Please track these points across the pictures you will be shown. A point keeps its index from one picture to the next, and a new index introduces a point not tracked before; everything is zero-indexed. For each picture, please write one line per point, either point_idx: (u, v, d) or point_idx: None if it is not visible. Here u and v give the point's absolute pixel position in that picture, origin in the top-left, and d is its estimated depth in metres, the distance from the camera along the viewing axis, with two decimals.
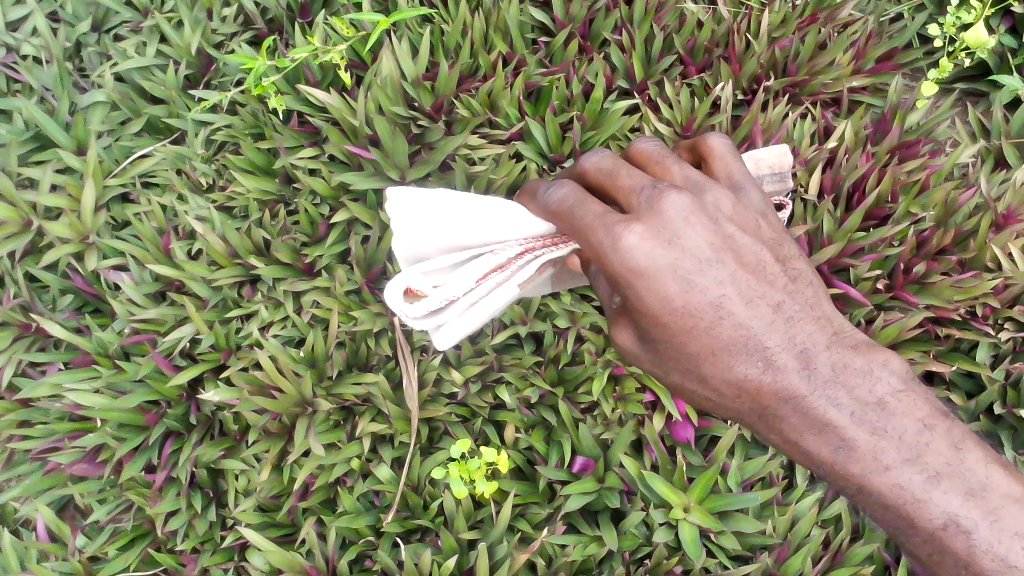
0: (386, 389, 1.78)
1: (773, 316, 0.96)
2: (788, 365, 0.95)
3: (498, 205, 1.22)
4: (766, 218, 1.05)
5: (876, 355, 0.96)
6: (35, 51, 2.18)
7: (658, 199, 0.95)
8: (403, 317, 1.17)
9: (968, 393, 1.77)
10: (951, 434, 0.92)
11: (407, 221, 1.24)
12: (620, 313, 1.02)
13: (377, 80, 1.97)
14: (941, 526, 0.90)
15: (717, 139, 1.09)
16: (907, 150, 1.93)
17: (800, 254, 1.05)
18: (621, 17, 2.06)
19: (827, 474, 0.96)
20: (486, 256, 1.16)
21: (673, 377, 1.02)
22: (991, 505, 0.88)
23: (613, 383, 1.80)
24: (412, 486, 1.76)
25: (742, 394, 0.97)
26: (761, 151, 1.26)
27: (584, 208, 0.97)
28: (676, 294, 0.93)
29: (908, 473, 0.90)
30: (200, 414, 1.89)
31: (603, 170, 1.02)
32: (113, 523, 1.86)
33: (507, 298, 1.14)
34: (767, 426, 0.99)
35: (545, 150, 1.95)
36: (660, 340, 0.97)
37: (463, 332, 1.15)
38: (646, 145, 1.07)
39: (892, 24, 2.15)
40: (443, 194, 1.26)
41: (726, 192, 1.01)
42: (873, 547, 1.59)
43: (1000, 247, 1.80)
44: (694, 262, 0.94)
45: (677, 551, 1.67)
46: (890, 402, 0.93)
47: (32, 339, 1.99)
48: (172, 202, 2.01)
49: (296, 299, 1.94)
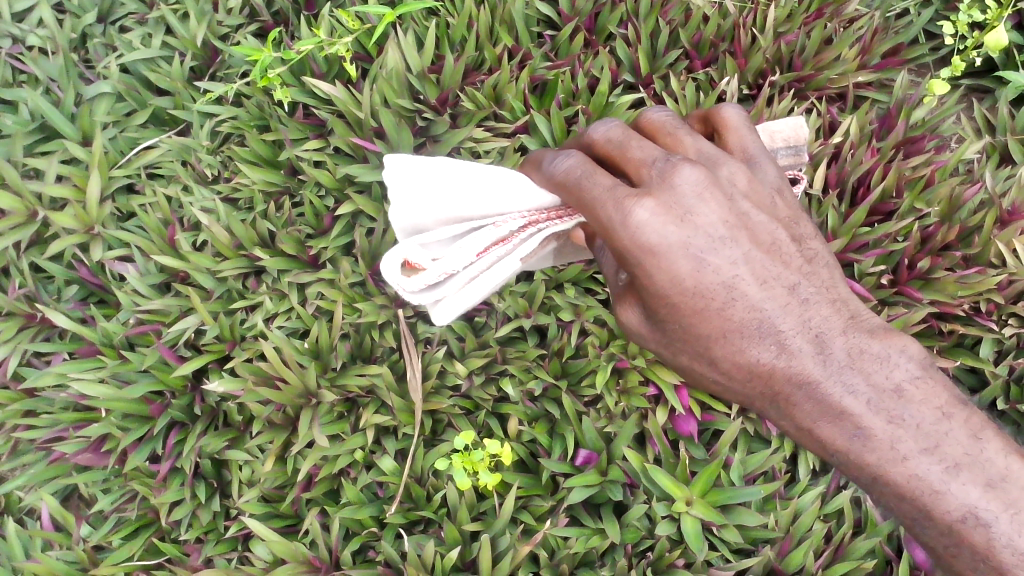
0: (390, 381, 1.78)
1: (788, 299, 0.96)
2: (803, 350, 0.95)
3: (499, 175, 1.20)
4: (782, 195, 1.05)
5: (893, 340, 0.96)
6: (41, 42, 2.20)
7: (669, 172, 0.96)
8: (400, 290, 1.17)
9: (972, 389, 1.78)
10: (969, 423, 0.93)
11: (406, 191, 1.24)
12: (629, 293, 1.02)
13: (382, 73, 1.98)
14: (959, 518, 0.90)
15: (732, 110, 1.09)
16: (912, 146, 1.95)
17: (815, 233, 1.05)
18: (627, 11, 2.07)
19: (841, 462, 0.97)
20: (487, 229, 1.15)
21: (682, 358, 1.03)
22: (1010, 497, 0.89)
23: (617, 376, 1.81)
24: (415, 478, 1.77)
25: (753, 378, 0.97)
26: (776, 124, 1.26)
27: (592, 179, 0.97)
28: (687, 273, 0.93)
29: (926, 463, 0.91)
30: (204, 405, 1.89)
31: (612, 141, 1.02)
32: (118, 513, 1.87)
33: (508, 272, 1.14)
34: (778, 411, 1.00)
35: (550, 143, 1.94)
36: (669, 321, 0.98)
37: (463, 307, 1.15)
38: (657, 114, 1.07)
39: (898, 20, 2.15)
40: (443, 163, 1.25)
41: (740, 166, 1.01)
42: (875, 541, 1.60)
43: (1005, 242, 1.80)
44: (706, 240, 0.94)
45: (680, 544, 1.68)
46: (907, 389, 0.93)
47: (37, 329, 2.00)
48: (177, 193, 2.02)
49: (301, 291, 1.94)
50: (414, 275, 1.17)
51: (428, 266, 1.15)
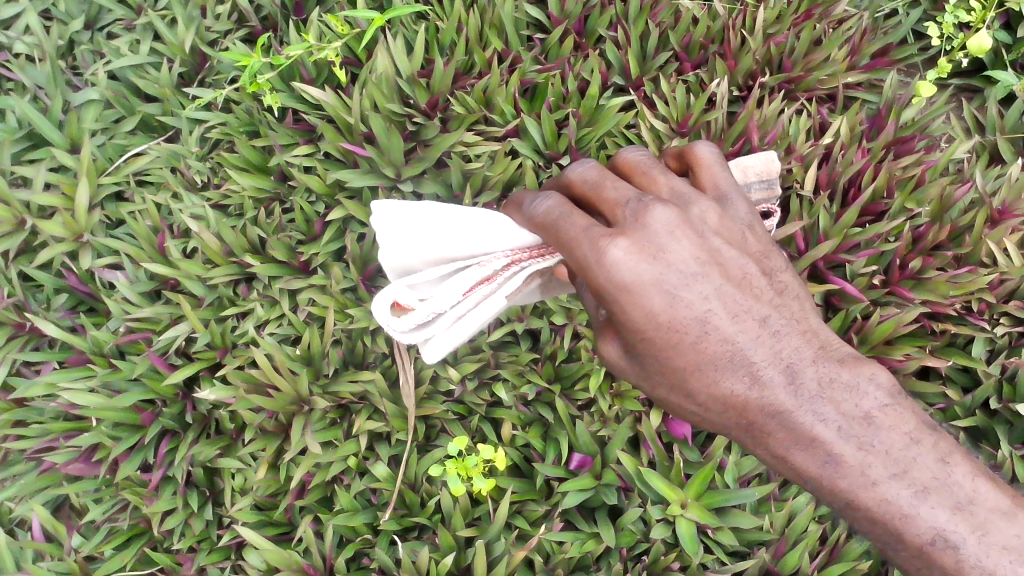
0: (382, 387, 1.77)
1: (759, 331, 0.95)
2: (774, 380, 0.94)
3: (481, 217, 1.21)
4: (753, 229, 1.04)
5: (863, 368, 0.95)
6: (27, 50, 2.18)
7: (642, 212, 0.95)
8: (391, 330, 1.20)
9: (964, 388, 1.78)
10: (938, 447, 0.92)
11: (393, 235, 1.26)
12: (605, 326, 1.01)
13: (372, 77, 1.97)
14: (929, 541, 0.89)
15: (705, 147, 1.08)
16: (902, 146, 1.95)
17: (787, 265, 1.05)
18: (617, 14, 2.06)
19: (814, 489, 0.95)
20: (471, 269, 1.15)
21: (658, 391, 1.01)
22: (978, 519, 0.89)
23: (611, 379, 1.79)
24: (409, 485, 1.76)
25: (728, 409, 0.97)
26: (748, 159, 1.25)
27: (568, 221, 0.97)
28: (660, 309, 0.93)
29: (895, 488, 0.90)
30: (196, 413, 1.88)
31: (588, 181, 1.01)
32: (109, 523, 1.84)
33: (494, 310, 1.12)
34: (753, 441, 0.98)
35: (540, 147, 1.94)
36: (645, 355, 0.97)
37: (451, 346, 1.14)
38: (633, 154, 1.06)
39: (887, 20, 2.15)
40: (428, 207, 1.27)
41: (711, 204, 1.01)
42: (869, 542, 1.61)
43: (996, 242, 1.80)
44: (679, 276, 0.94)
45: (674, 547, 1.67)
46: (876, 415, 0.92)
47: (26, 338, 1.98)
48: (166, 201, 2.01)
49: (292, 297, 1.93)
50: (404, 315, 1.20)
51: (416, 306, 1.17)
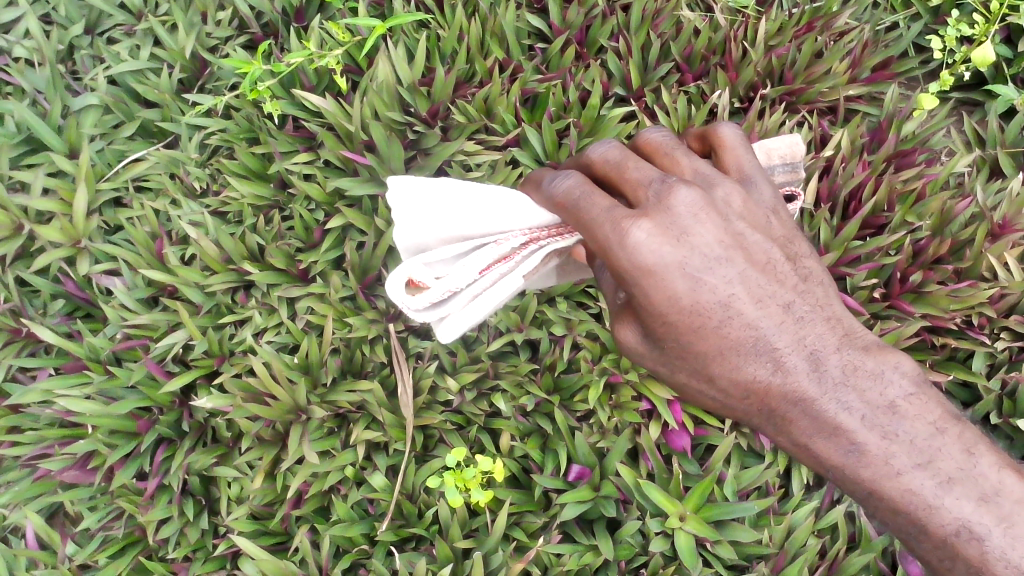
0: (380, 397, 1.76)
1: (783, 316, 0.95)
2: (798, 367, 0.94)
3: (500, 195, 1.20)
4: (777, 215, 1.04)
5: (887, 356, 0.95)
6: (27, 54, 2.17)
7: (666, 194, 0.95)
8: (405, 309, 1.16)
9: (964, 403, 1.78)
10: (963, 438, 0.92)
11: (408, 211, 1.23)
12: (624, 310, 1.01)
13: (373, 86, 1.96)
14: (953, 532, 0.89)
15: (729, 129, 1.07)
16: (903, 159, 1.95)
17: (810, 251, 1.04)
18: (618, 25, 2.07)
19: (836, 478, 0.95)
20: (489, 247, 1.14)
21: (678, 376, 1.01)
22: (1004, 511, 0.89)
23: (610, 391, 1.80)
24: (406, 495, 1.75)
25: (749, 395, 0.96)
26: (772, 141, 1.22)
27: (590, 201, 0.95)
28: (684, 292, 0.92)
29: (920, 478, 0.90)
30: (192, 421, 1.87)
31: (610, 162, 1.00)
32: (104, 531, 1.83)
33: (511, 289, 1.13)
34: (774, 428, 0.98)
35: (541, 157, 1.94)
36: (667, 339, 0.96)
37: (466, 325, 1.14)
38: (655, 135, 1.05)
39: (888, 33, 2.16)
40: (445, 185, 1.26)
41: (735, 187, 1.00)
42: (869, 556, 1.60)
43: (997, 256, 1.80)
44: (702, 260, 0.93)
45: (673, 560, 1.66)
46: (901, 405, 0.92)
47: (22, 344, 1.96)
48: (165, 206, 2.00)
49: (290, 305, 1.92)
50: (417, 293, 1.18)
51: (431, 284, 1.15)
